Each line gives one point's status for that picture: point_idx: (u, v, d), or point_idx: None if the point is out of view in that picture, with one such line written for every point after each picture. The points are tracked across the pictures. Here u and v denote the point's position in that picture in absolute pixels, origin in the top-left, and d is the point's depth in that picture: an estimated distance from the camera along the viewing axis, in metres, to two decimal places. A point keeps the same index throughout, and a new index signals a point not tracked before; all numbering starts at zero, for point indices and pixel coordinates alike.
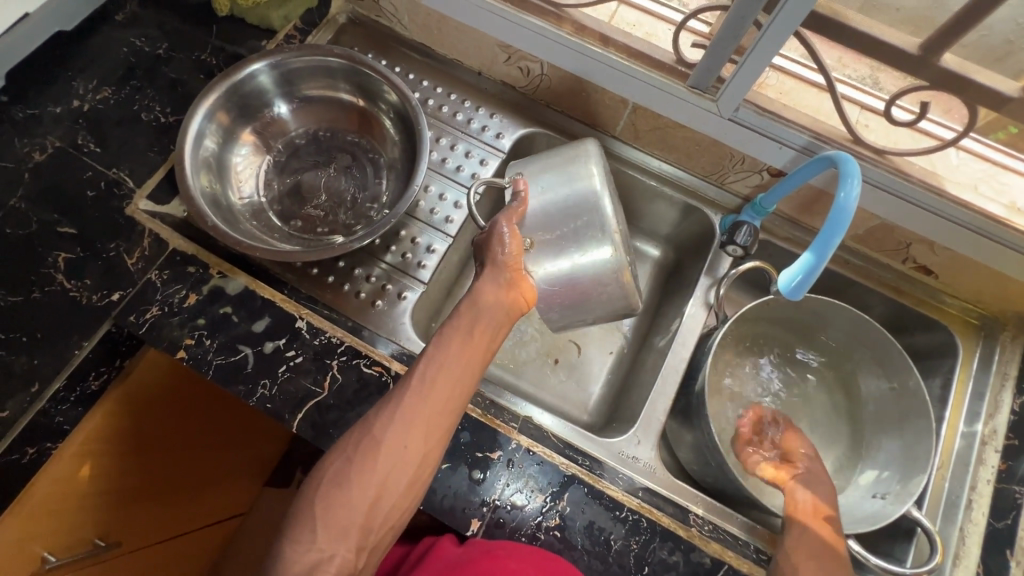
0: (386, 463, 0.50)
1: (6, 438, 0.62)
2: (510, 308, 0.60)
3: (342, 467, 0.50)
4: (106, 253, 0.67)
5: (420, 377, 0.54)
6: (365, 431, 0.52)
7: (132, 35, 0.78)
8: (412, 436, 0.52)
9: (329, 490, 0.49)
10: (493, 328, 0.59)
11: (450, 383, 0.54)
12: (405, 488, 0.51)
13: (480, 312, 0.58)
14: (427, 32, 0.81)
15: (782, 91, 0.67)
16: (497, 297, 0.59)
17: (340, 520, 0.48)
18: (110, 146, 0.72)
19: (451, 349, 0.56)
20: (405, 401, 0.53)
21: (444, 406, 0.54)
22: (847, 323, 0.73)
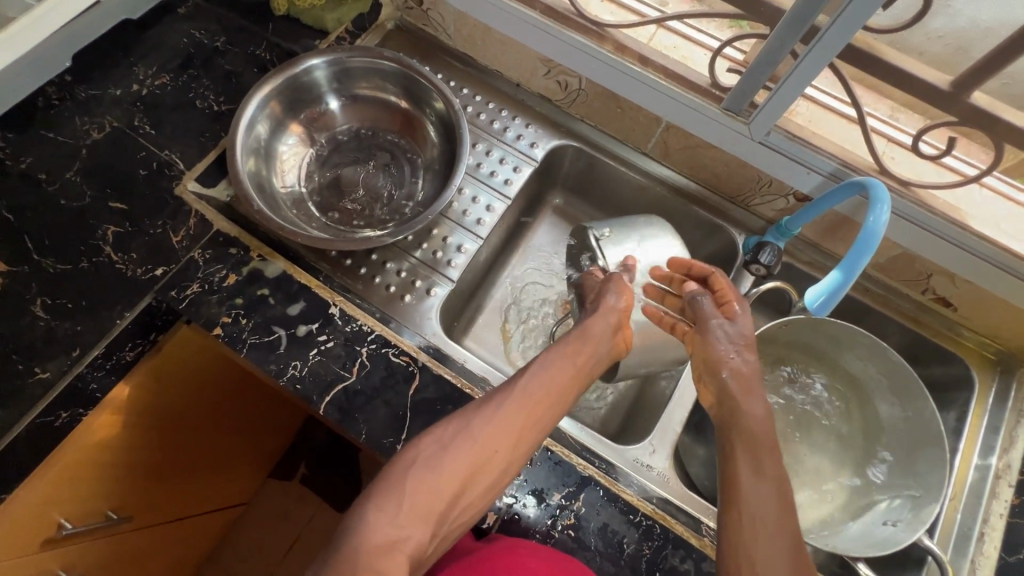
0: (478, 459, 0.53)
1: (43, 400, 0.63)
2: (611, 348, 0.65)
3: (436, 453, 0.53)
4: (153, 229, 0.70)
5: (523, 390, 0.59)
6: (463, 424, 0.55)
7: (192, 27, 0.81)
8: (505, 440, 0.55)
9: (422, 470, 0.52)
10: (594, 362, 0.64)
11: (546, 401, 0.59)
12: (485, 491, 0.53)
13: (586, 345, 0.64)
14: (470, 42, 0.85)
15: (812, 120, 0.69)
16: (607, 333, 0.65)
17: (424, 502, 0.50)
18: (164, 129, 0.75)
19: (554, 371, 0.61)
20: (506, 408, 0.57)
21: (537, 420, 0.58)
22: (864, 348, 0.74)
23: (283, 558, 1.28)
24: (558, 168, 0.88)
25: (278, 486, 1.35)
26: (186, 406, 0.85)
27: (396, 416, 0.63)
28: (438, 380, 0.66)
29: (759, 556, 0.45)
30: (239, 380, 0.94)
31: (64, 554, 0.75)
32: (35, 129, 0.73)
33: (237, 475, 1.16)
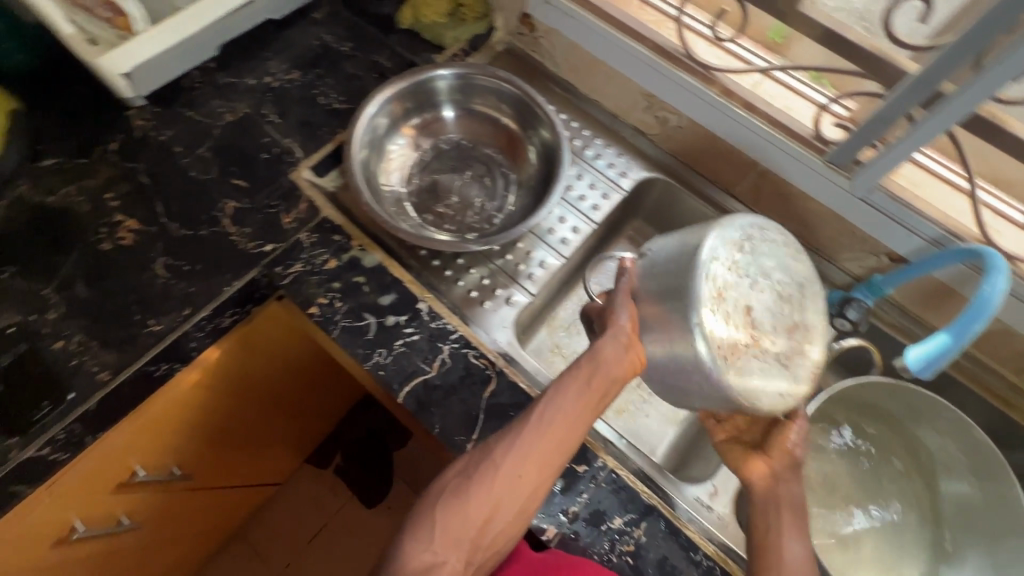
0: (502, 489, 0.54)
1: (153, 349, 0.67)
2: (625, 369, 0.57)
3: (462, 482, 0.55)
4: (268, 209, 0.75)
5: (538, 416, 0.57)
6: (486, 454, 0.56)
7: (323, 32, 0.89)
8: (528, 467, 0.55)
9: (450, 500, 0.54)
10: (610, 385, 0.57)
11: (564, 426, 0.57)
12: (514, 517, 0.54)
13: (599, 367, 0.57)
14: (575, 70, 0.88)
15: (915, 183, 0.69)
16: (620, 352, 0.57)
17: (455, 530, 0.53)
18: (288, 119, 0.82)
19: (568, 394, 0.57)
20: (523, 435, 0.56)
21: (557, 445, 0.56)
22: (943, 421, 0.72)
23: (306, 545, 1.31)
24: (642, 200, 0.89)
25: (313, 471, 1.37)
26: (253, 387, 0.88)
27: (469, 415, 0.65)
28: (513, 387, 0.68)
29: None
30: (311, 363, 0.96)
31: (132, 499, 0.81)
32: (178, 107, 0.82)
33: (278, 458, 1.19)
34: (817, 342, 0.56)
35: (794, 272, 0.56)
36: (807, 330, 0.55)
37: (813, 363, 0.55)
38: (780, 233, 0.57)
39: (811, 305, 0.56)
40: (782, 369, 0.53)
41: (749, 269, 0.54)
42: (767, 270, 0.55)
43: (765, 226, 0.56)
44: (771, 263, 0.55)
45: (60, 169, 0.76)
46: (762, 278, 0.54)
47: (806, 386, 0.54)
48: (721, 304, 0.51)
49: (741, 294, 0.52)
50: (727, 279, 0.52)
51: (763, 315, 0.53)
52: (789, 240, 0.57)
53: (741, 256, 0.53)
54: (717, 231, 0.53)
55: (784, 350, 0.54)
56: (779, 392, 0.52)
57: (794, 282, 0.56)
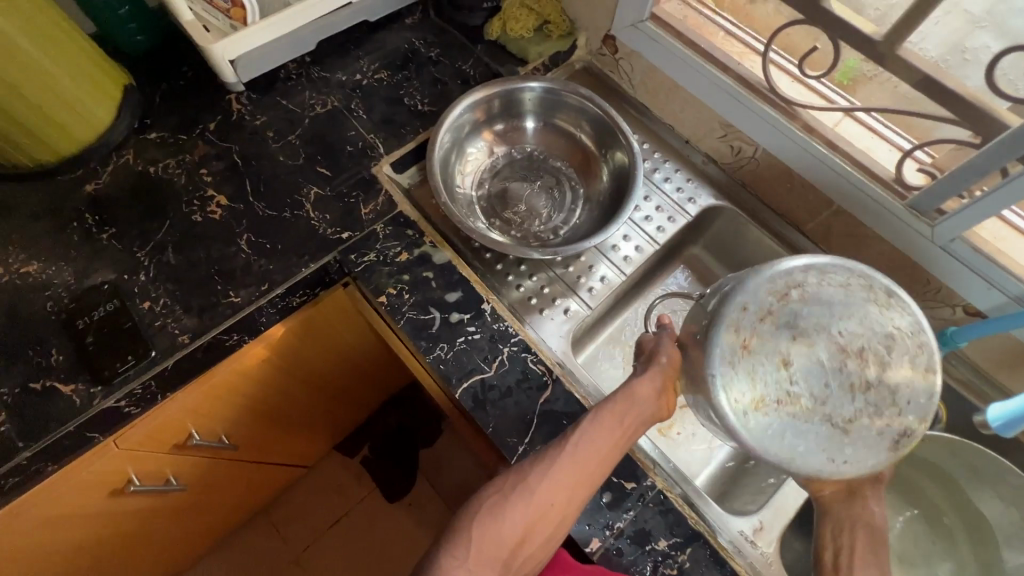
0: (538, 512, 0.53)
1: (228, 319, 0.71)
2: (654, 411, 0.60)
3: (499, 500, 0.53)
4: (347, 198, 0.79)
5: (575, 444, 0.56)
6: (522, 477, 0.55)
7: (413, 36, 0.93)
8: (562, 494, 0.54)
9: (485, 520, 0.52)
10: (641, 424, 0.59)
11: (598, 457, 0.56)
12: (546, 541, 0.53)
13: (634, 404, 0.58)
14: (652, 94, 0.90)
15: (1000, 238, 0.67)
16: (653, 394, 0.59)
17: (490, 548, 0.51)
18: (374, 115, 0.86)
19: (604, 427, 0.57)
20: (561, 461, 0.55)
21: (589, 475, 0.56)
22: (1009, 487, 0.69)
23: (325, 532, 1.32)
24: (706, 227, 0.90)
25: (340, 460, 1.39)
26: (303, 371, 0.90)
27: (523, 418, 0.66)
28: (568, 396, 0.68)
29: None
30: (361, 353, 0.98)
31: (181, 461, 0.84)
32: (273, 95, 0.87)
33: (305, 447, 1.20)
34: (898, 401, 0.52)
35: (865, 322, 0.54)
36: (879, 390, 0.53)
37: (886, 428, 0.52)
38: (851, 281, 0.56)
39: (892, 360, 0.53)
40: (834, 432, 0.52)
41: (792, 320, 0.55)
42: (821, 320, 0.55)
43: (826, 275, 0.57)
44: (828, 312, 0.55)
45: (163, 143, 0.82)
46: (811, 329, 0.54)
47: (875, 453, 0.52)
48: (748, 359, 0.55)
49: (774, 347, 0.55)
50: (758, 331, 0.55)
51: (810, 370, 0.54)
52: (864, 289, 0.56)
53: (779, 307, 0.56)
54: (754, 283, 0.57)
55: (843, 411, 0.53)
56: (831, 456, 0.52)
57: (864, 334, 0.54)
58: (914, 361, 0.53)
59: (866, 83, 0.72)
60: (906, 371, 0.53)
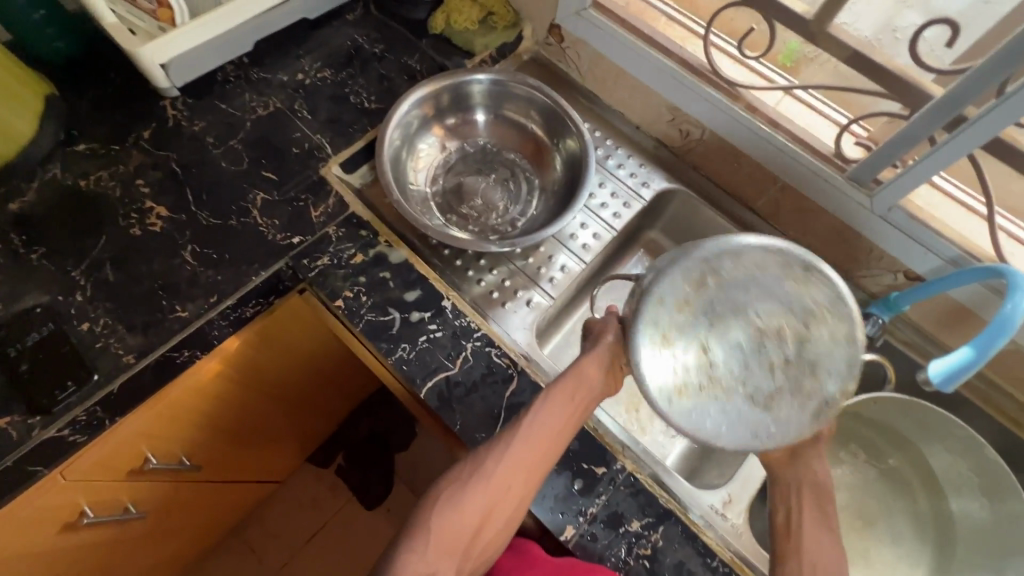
0: (494, 498, 0.53)
1: (174, 336, 0.68)
2: (605, 385, 0.60)
3: (455, 491, 0.53)
4: (296, 202, 0.76)
5: (526, 428, 0.56)
6: (476, 464, 0.55)
7: (356, 33, 0.91)
8: (518, 476, 0.54)
9: (442, 511, 0.52)
10: (592, 400, 0.60)
11: (551, 437, 0.57)
12: (505, 525, 0.53)
13: (584, 382, 0.59)
14: (601, 82, 0.90)
15: (933, 204, 0.70)
16: (601, 370, 0.60)
17: (447, 540, 0.51)
18: (319, 116, 0.83)
19: (554, 408, 0.58)
20: (513, 445, 0.55)
21: (544, 456, 0.56)
22: (953, 439, 0.73)
23: (304, 546, 1.29)
24: (661, 211, 0.91)
25: (314, 471, 1.35)
26: (266, 382, 0.87)
27: (491, 413, 0.66)
28: (534, 387, 0.68)
29: None
30: (325, 360, 0.96)
31: (138, 485, 0.80)
32: (211, 99, 0.83)
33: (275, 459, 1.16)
34: (817, 371, 0.56)
35: (780, 302, 0.58)
36: (798, 366, 0.56)
37: (807, 400, 0.56)
38: (770, 259, 0.58)
39: (809, 335, 0.57)
40: (756, 409, 0.56)
41: (711, 308, 0.58)
42: (737, 305, 0.58)
43: (742, 257, 0.58)
44: (744, 295, 0.58)
45: (94, 154, 0.77)
46: (729, 314, 0.57)
47: (798, 424, 0.55)
48: (673, 348, 0.57)
49: (694, 336, 0.57)
50: (681, 320, 0.58)
51: (729, 353, 0.57)
52: (784, 265, 0.58)
53: (696, 294, 0.58)
54: (670, 274, 0.58)
55: (765, 388, 0.56)
56: (755, 432, 0.55)
57: (779, 312, 0.57)
58: (831, 333, 0.57)
59: (808, 64, 0.74)
60: (824, 343, 0.57)
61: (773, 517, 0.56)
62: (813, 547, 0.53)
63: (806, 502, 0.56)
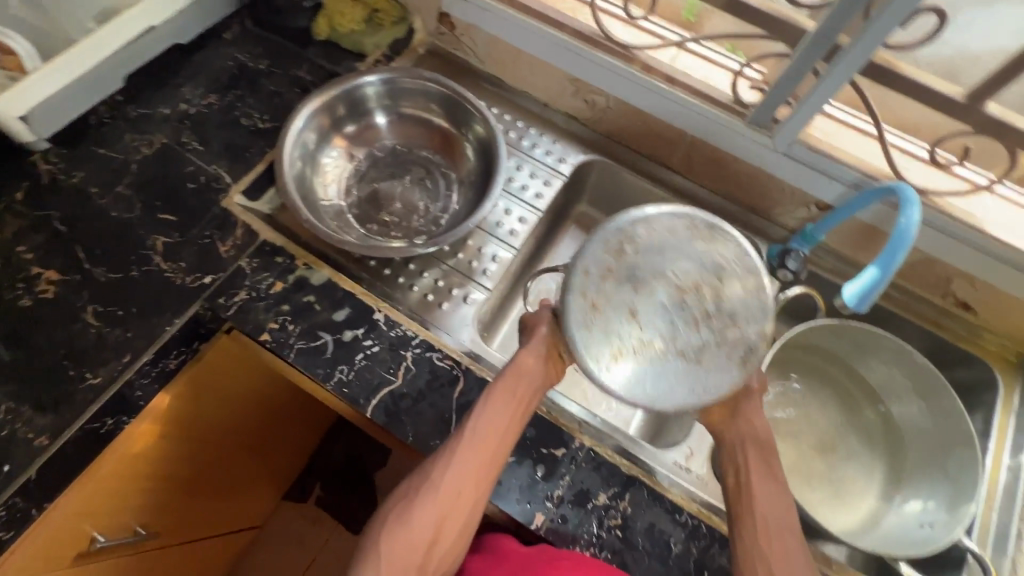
0: (444, 509, 0.54)
1: (89, 407, 0.63)
2: (545, 374, 0.62)
3: (404, 509, 0.54)
4: (201, 240, 0.72)
5: (470, 433, 0.56)
6: (424, 477, 0.55)
7: (236, 51, 0.86)
8: (468, 481, 0.55)
9: (393, 532, 0.53)
10: (534, 392, 0.61)
11: (496, 437, 0.57)
12: (459, 534, 0.54)
13: (523, 376, 0.60)
14: (501, 64, 0.89)
15: (830, 133, 0.73)
16: (539, 361, 0.61)
17: (400, 559, 0.51)
18: (211, 145, 0.78)
19: (495, 409, 0.58)
20: (457, 454, 0.55)
21: (492, 457, 0.56)
22: (886, 352, 0.77)
23: None
24: (584, 183, 0.91)
25: (294, 507, 1.30)
26: (214, 432, 0.84)
27: (441, 417, 0.65)
28: (482, 383, 0.68)
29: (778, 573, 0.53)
30: (273, 395, 0.92)
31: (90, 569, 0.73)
32: (87, 145, 0.77)
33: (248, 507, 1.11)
34: (737, 321, 0.57)
35: (692, 259, 0.60)
36: (720, 319, 0.57)
37: (735, 350, 0.56)
38: (677, 222, 0.62)
39: (725, 288, 0.58)
40: (689, 365, 0.56)
41: (632, 273, 0.59)
42: (655, 267, 0.59)
43: (652, 224, 0.61)
44: (661, 259, 0.60)
45: None
46: (649, 277, 0.59)
47: (730, 374, 0.56)
48: (602, 316, 0.58)
49: (620, 302, 0.58)
50: (602, 290, 0.59)
51: (655, 314, 0.58)
52: (690, 226, 0.61)
53: (618, 264, 0.59)
54: (590, 248, 0.60)
55: (693, 343, 0.57)
56: (692, 388, 0.56)
57: (695, 270, 0.59)
58: (746, 283, 0.59)
59: (712, 16, 0.75)
60: (738, 295, 0.58)
61: (725, 478, 0.61)
62: (762, 499, 0.57)
63: (750, 457, 0.60)
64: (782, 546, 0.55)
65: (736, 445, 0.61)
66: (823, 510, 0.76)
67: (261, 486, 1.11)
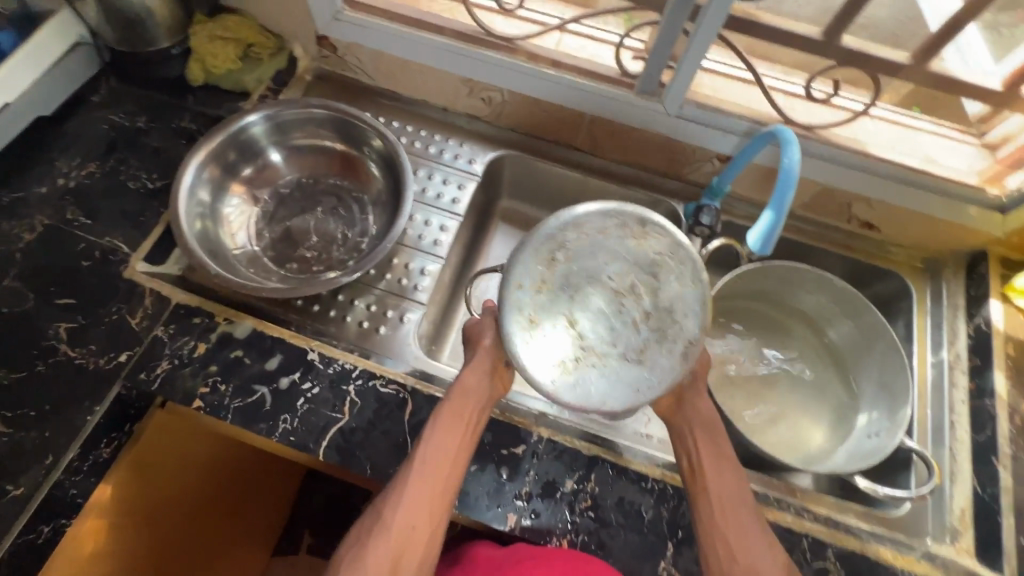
0: (399, 544, 0.53)
1: (23, 517, 0.60)
2: (490, 391, 0.62)
3: (358, 552, 0.53)
4: (108, 317, 0.68)
5: (419, 461, 0.57)
6: (376, 516, 0.55)
7: (110, 113, 0.81)
8: (422, 513, 0.54)
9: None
10: (481, 410, 0.61)
11: (446, 460, 0.57)
12: (419, 567, 0.53)
13: (467, 394, 0.61)
14: (392, 77, 0.88)
15: (717, 88, 0.76)
16: (481, 377, 0.62)
17: None
18: (100, 216, 0.74)
19: (443, 433, 0.58)
20: (409, 485, 0.55)
21: (445, 481, 0.56)
22: (811, 283, 0.81)
23: None
24: (499, 178, 0.91)
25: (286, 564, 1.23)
26: (184, 506, 0.81)
27: (396, 443, 0.64)
28: (431, 400, 0.67)
29: (737, 548, 0.56)
30: (228, 454, 0.88)
31: None
32: None
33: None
34: (676, 317, 0.59)
35: (625, 260, 0.61)
36: (658, 317, 0.59)
37: (674, 345, 0.58)
38: (610, 222, 0.62)
39: (660, 285, 0.60)
40: (630, 365, 0.58)
41: (566, 281, 0.60)
42: (590, 273, 0.60)
43: (584, 226, 0.62)
44: (594, 262, 0.60)
45: None
46: (585, 283, 0.60)
47: (672, 369, 0.58)
48: (543, 327, 0.59)
49: (558, 313, 0.59)
50: (538, 302, 0.59)
51: (593, 320, 0.59)
52: (620, 224, 0.61)
53: (551, 274, 0.60)
54: (523, 258, 0.60)
55: (633, 344, 0.58)
56: (637, 387, 0.57)
57: (628, 270, 0.60)
58: (686, 280, 0.60)
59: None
60: (676, 289, 0.60)
61: (680, 464, 0.63)
62: (714, 478, 0.59)
63: (699, 439, 0.62)
64: (735, 519, 0.57)
65: (683, 429, 0.63)
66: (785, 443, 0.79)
67: (252, 546, 1.07)
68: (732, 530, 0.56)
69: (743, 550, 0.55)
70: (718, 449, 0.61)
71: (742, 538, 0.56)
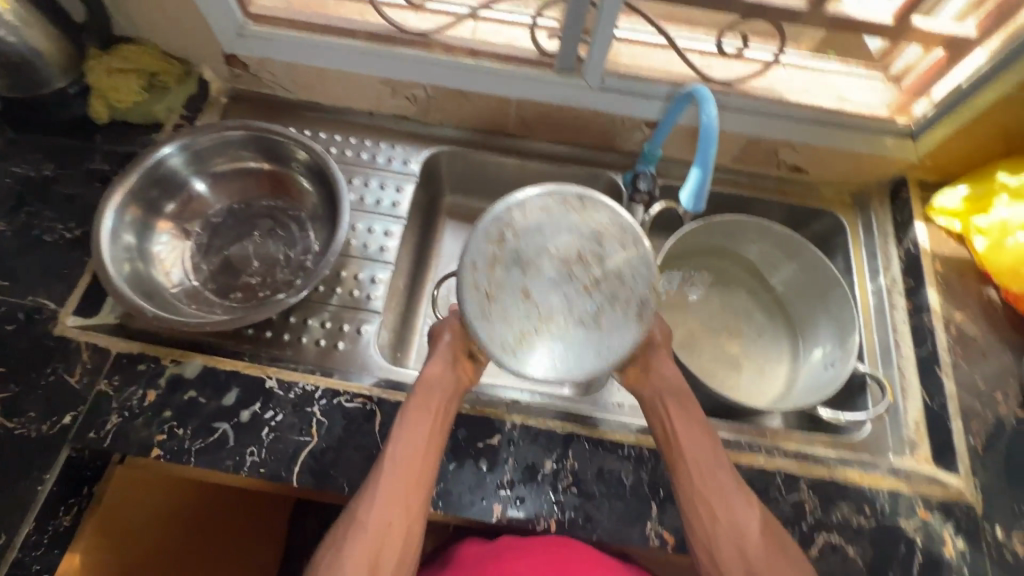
0: (376, 543, 0.53)
1: None
2: (455, 382, 0.63)
3: (334, 557, 0.53)
4: (44, 380, 0.64)
5: (391, 459, 0.56)
6: (351, 519, 0.55)
7: (12, 166, 0.76)
8: (395, 512, 0.55)
9: None
10: (448, 402, 0.61)
11: (418, 457, 0.57)
12: (398, 563, 0.54)
13: (433, 388, 0.61)
14: (311, 88, 0.85)
15: (635, 56, 0.78)
16: (444, 369, 0.63)
17: None
18: (17, 276, 0.69)
19: (412, 430, 0.58)
20: (382, 485, 0.55)
21: (418, 478, 0.56)
22: (754, 232, 0.84)
23: None
24: (438, 175, 0.90)
25: None
26: (165, 560, 0.78)
27: (370, 456, 0.63)
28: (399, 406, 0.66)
29: (719, 508, 0.58)
30: (202, 497, 0.84)
31: None
32: None
33: None
34: (625, 281, 0.60)
35: (571, 230, 0.60)
36: (607, 279, 0.59)
37: (627, 307, 0.59)
38: (550, 200, 0.61)
39: (605, 249, 0.60)
40: (590, 331, 0.58)
41: (517, 257, 0.59)
42: (539, 246, 0.60)
43: (527, 205, 0.61)
44: (542, 235, 0.60)
45: None
46: (536, 257, 0.59)
47: (629, 330, 0.59)
48: (497, 305, 0.58)
49: (512, 288, 0.59)
50: (492, 281, 0.59)
51: (548, 292, 0.59)
52: (560, 201, 0.61)
53: (501, 251, 0.59)
54: (471, 241, 0.60)
55: (589, 309, 0.59)
56: (598, 352, 0.58)
57: (576, 240, 0.60)
58: (630, 244, 0.61)
59: None
60: (621, 253, 0.60)
61: (654, 433, 0.64)
62: (689, 443, 0.61)
63: (670, 406, 0.63)
64: (715, 479, 0.59)
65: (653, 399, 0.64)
66: (751, 390, 0.82)
67: None
68: (714, 492, 0.59)
69: (723, 506, 0.58)
70: (687, 410, 0.63)
71: (723, 497, 0.58)
